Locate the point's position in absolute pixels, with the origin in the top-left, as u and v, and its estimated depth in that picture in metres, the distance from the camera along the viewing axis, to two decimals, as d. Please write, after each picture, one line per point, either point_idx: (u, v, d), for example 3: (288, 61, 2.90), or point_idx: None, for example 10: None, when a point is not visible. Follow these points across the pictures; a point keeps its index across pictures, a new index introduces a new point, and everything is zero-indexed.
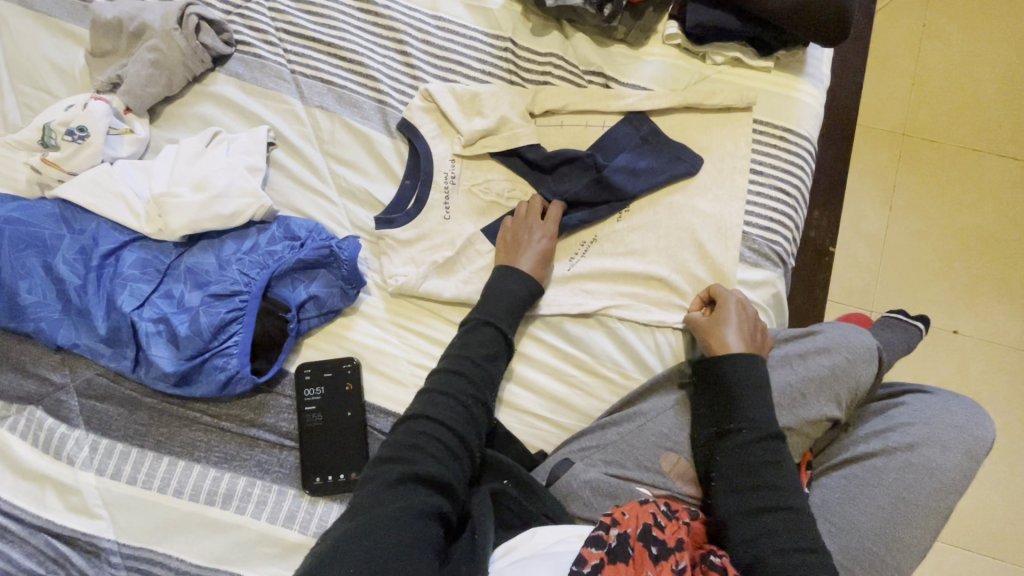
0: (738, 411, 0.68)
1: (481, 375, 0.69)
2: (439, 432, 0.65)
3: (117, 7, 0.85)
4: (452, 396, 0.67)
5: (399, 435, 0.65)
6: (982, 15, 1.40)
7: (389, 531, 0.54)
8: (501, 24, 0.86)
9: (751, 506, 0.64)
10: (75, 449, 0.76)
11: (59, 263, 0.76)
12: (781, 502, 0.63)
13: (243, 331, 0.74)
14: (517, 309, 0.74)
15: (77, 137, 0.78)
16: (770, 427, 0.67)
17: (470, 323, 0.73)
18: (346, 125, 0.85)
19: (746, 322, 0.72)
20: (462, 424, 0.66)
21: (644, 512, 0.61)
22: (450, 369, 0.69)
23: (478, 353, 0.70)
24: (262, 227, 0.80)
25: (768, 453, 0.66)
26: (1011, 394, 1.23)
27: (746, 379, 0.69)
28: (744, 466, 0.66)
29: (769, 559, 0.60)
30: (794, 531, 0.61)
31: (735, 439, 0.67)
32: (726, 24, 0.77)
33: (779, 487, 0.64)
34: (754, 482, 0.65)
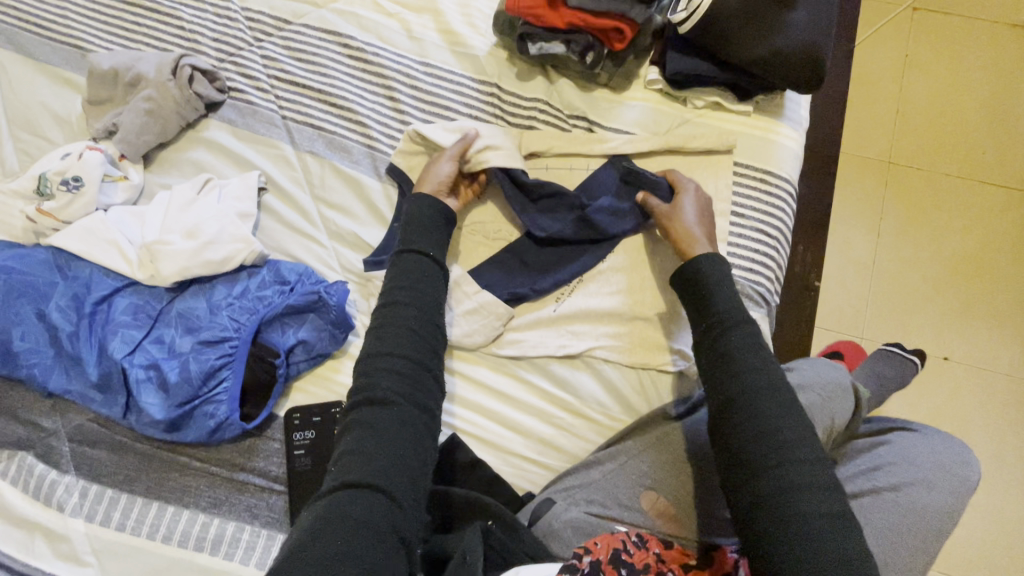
0: (710, 308, 0.68)
1: (420, 299, 0.71)
2: (405, 362, 0.66)
3: (113, 56, 0.88)
4: (397, 324, 0.68)
5: (362, 372, 0.66)
6: (963, 46, 1.43)
7: (388, 484, 0.58)
8: (487, 69, 0.89)
9: (725, 397, 0.62)
10: (65, 496, 0.76)
11: (52, 310, 0.77)
12: (764, 384, 0.61)
13: (233, 377, 0.75)
14: (439, 239, 0.76)
15: (72, 186, 0.80)
16: (739, 315, 0.67)
17: (394, 258, 0.74)
18: (335, 170, 0.87)
19: (699, 200, 0.77)
20: (421, 351, 0.67)
21: (615, 539, 0.63)
22: (390, 303, 0.70)
23: (410, 279, 0.72)
24: (253, 271, 0.81)
25: (746, 340, 0.65)
26: (1004, 421, 1.23)
27: (715, 273, 0.70)
28: (722, 355, 0.65)
29: (752, 444, 0.59)
30: (773, 411, 0.60)
31: (710, 337, 0.67)
32: (704, 71, 0.79)
33: (760, 368, 0.62)
34: (731, 368, 0.63)
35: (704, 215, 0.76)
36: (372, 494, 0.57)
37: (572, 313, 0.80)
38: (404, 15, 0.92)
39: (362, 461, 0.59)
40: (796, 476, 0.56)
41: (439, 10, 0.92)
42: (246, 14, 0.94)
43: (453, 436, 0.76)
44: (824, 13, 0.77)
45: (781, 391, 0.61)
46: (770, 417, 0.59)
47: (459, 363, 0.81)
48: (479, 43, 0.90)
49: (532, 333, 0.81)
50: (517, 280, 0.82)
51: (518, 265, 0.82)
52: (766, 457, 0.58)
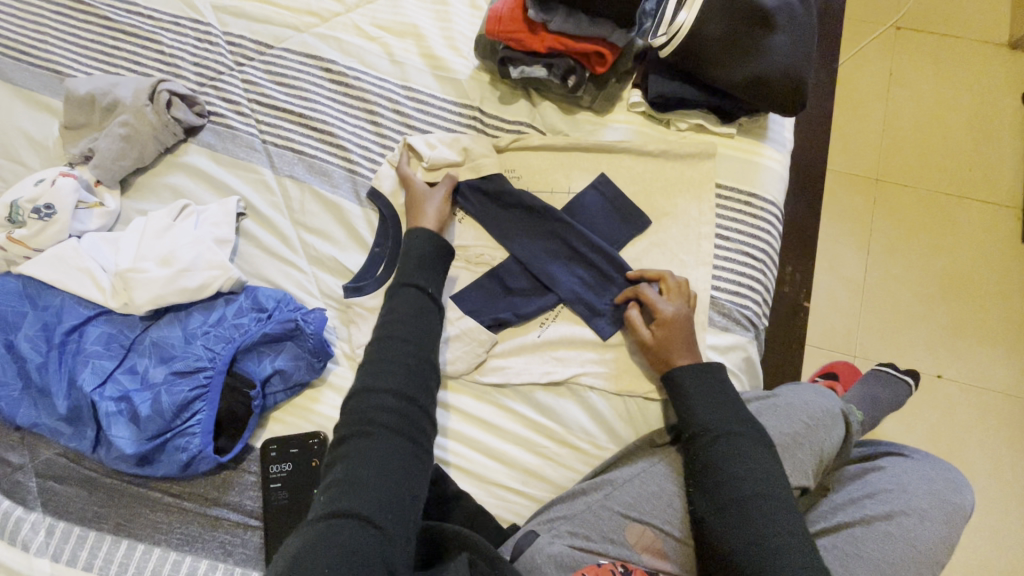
0: (693, 416, 0.70)
1: (419, 333, 0.68)
2: (397, 400, 0.63)
3: (90, 82, 0.87)
4: (394, 360, 0.66)
5: (353, 407, 0.64)
6: (946, 65, 1.44)
7: (376, 520, 0.55)
8: (469, 93, 0.88)
9: (719, 504, 0.65)
10: (31, 534, 0.73)
11: (21, 340, 0.75)
12: (753, 491, 0.64)
13: (207, 409, 0.73)
14: (436, 269, 0.74)
15: (44, 214, 0.78)
16: (723, 425, 0.68)
17: (393, 288, 0.72)
18: (316, 195, 0.85)
19: (680, 324, 0.73)
20: (415, 387, 0.65)
21: (603, 570, 0.65)
22: (388, 337, 0.67)
23: (408, 313, 0.69)
24: (230, 298, 0.79)
25: (732, 451, 0.66)
26: (1000, 440, 1.21)
27: (699, 382, 0.71)
28: (707, 467, 0.67)
29: (746, 555, 0.61)
30: (763, 520, 0.62)
31: (695, 445, 0.69)
32: (685, 94, 0.79)
33: (746, 478, 0.65)
34: (717, 483, 0.66)
35: (688, 346, 0.73)
36: (359, 527, 0.55)
37: (556, 339, 0.79)
38: (386, 38, 0.92)
39: (350, 496, 0.56)
40: None
41: (421, 33, 0.91)
42: (227, 39, 0.93)
43: (436, 467, 0.74)
44: (805, 35, 0.76)
45: (769, 501, 0.63)
46: (751, 527, 0.62)
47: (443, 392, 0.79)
48: (461, 66, 0.89)
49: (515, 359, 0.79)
50: (501, 306, 0.80)
51: (502, 290, 0.81)
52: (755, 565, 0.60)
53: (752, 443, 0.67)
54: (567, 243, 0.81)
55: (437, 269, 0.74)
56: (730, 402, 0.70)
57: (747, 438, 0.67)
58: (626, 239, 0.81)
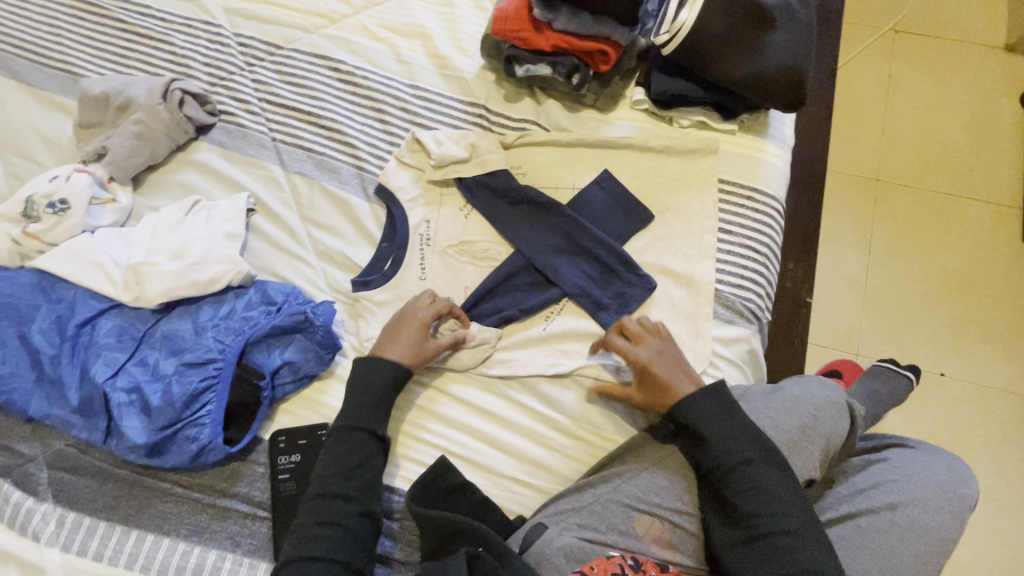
0: (709, 448, 0.68)
1: (358, 488, 0.69)
2: (333, 567, 0.64)
3: (104, 81, 0.89)
4: (330, 523, 0.66)
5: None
6: (944, 67, 1.46)
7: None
8: (475, 92, 0.90)
9: (739, 535, 0.66)
10: (41, 525, 0.74)
11: (35, 333, 0.76)
12: (773, 525, 0.64)
13: (216, 400, 0.74)
14: (385, 406, 0.73)
15: (58, 209, 0.80)
16: (737, 456, 0.67)
17: (341, 433, 0.72)
18: (324, 191, 0.87)
19: (658, 364, 0.72)
20: (350, 551, 0.66)
21: (610, 564, 0.63)
22: (325, 492, 0.68)
23: (351, 464, 0.70)
24: (239, 292, 0.80)
25: (749, 483, 0.66)
26: (1004, 438, 1.21)
27: (713, 414, 0.69)
28: (724, 499, 0.67)
29: None
30: (782, 555, 0.63)
31: (711, 475, 0.68)
32: (688, 91, 0.80)
33: (763, 513, 0.65)
34: (735, 516, 0.66)
35: (679, 382, 0.71)
36: None
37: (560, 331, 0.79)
38: (393, 39, 0.94)
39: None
40: None
41: (429, 34, 0.93)
42: (238, 40, 0.95)
43: (442, 457, 0.74)
44: (804, 33, 0.78)
45: (788, 535, 0.64)
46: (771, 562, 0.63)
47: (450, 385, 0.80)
48: (467, 66, 0.91)
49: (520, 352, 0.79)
50: (505, 300, 0.81)
51: (507, 285, 0.82)
52: None
53: (766, 474, 0.67)
54: (572, 237, 0.81)
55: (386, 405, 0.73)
56: (744, 430, 0.69)
57: (761, 470, 0.67)
58: (630, 233, 0.82)
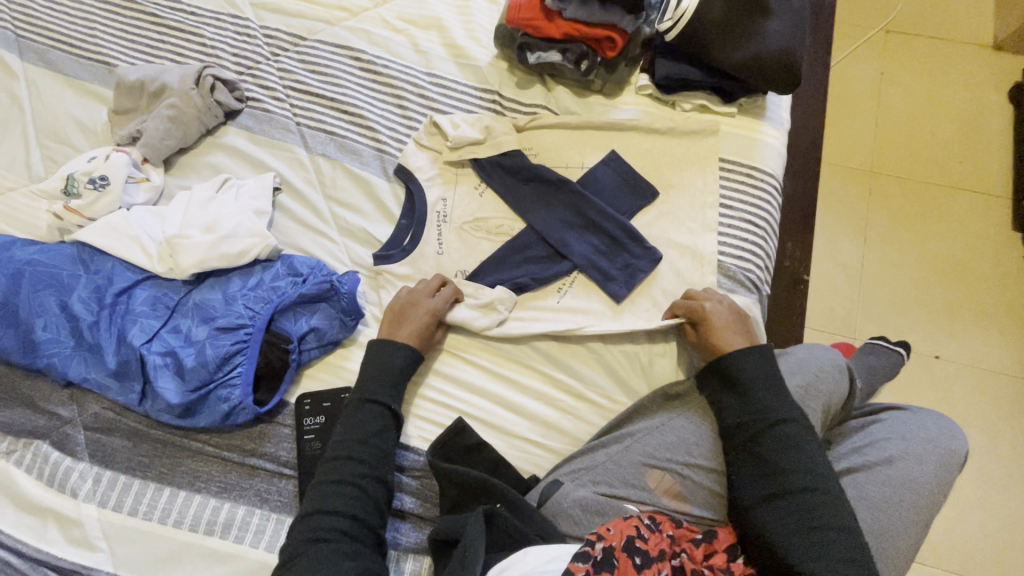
0: (747, 405, 0.72)
1: (372, 454, 0.73)
2: (347, 521, 0.68)
3: (139, 69, 0.94)
4: (345, 482, 0.70)
5: (303, 529, 0.68)
6: (935, 64, 1.52)
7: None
8: (488, 79, 0.95)
9: (768, 491, 0.68)
10: (79, 482, 0.78)
11: (75, 301, 0.81)
12: (803, 482, 0.67)
13: (247, 362, 0.78)
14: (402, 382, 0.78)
15: (98, 185, 0.85)
16: (775, 415, 0.71)
17: (355, 404, 0.75)
18: (346, 171, 0.92)
19: (731, 321, 0.77)
20: (363, 508, 0.69)
21: (627, 525, 0.66)
22: (340, 456, 0.72)
23: (367, 431, 0.74)
24: (267, 264, 0.85)
25: (782, 441, 0.69)
26: (998, 417, 1.25)
27: (751, 373, 0.73)
28: (755, 455, 0.70)
29: (790, 539, 0.65)
30: (809, 510, 0.66)
31: (746, 433, 0.71)
32: (689, 75, 0.86)
33: (796, 470, 0.68)
34: (764, 472, 0.69)
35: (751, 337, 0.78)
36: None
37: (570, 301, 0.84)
38: (411, 31, 0.99)
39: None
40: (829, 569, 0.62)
41: (444, 26, 0.99)
42: (264, 33, 1.01)
43: (459, 419, 0.78)
44: (798, 20, 0.83)
45: (817, 493, 0.66)
46: (799, 516, 0.66)
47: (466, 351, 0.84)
48: (481, 55, 0.97)
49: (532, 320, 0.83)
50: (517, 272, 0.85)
51: (520, 257, 0.86)
52: (797, 551, 0.64)
53: (800, 434, 0.70)
54: (580, 212, 0.86)
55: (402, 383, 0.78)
56: (784, 393, 0.72)
57: (797, 430, 0.70)
58: (636, 209, 0.87)
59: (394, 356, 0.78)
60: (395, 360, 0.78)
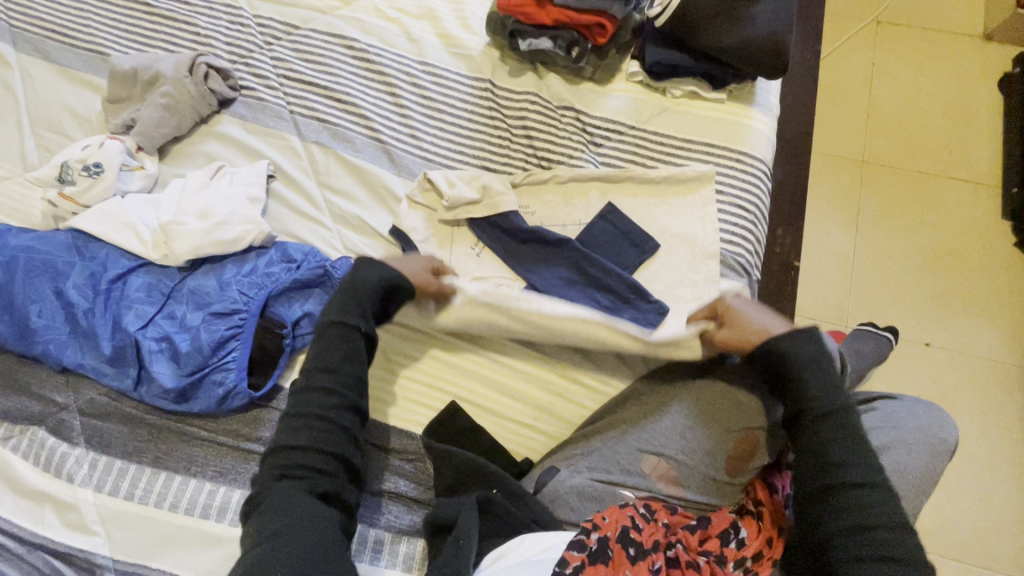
0: (802, 394, 0.70)
1: (343, 382, 0.72)
2: (320, 454, 0.68)
3: (133, 58, 0.94)
4: (312, 413, 0.70)
5: (275, 461, 0.68)
6: (926, 54, 1.53)
7: (306, 532, 0.61)
8: (481, 68, 0.96)
9: (825, 484, 0.66)
10: (75, 467, 0.78)
11: (70, 288, 0.81)
12: (863, 479, 0.64)
13: (241, 347, 0.79)
14: (371, 304, 0.77)
15: (93, 172, 0.86)
16: (834, 404, 0.69)
17: (322, 328, 0.75)
18: (339, 159, 0.92)
19: (757, 308, 0.77)
20: (333, 436, 0.69)
21: (622, 515, 0.66)
22: (309, 386, 0.72)
23: (336, 358, 0.73)
24: (261, 251, 0.85)
25: (840, 432, 0.67)
26: (987, 404, 1.27)
27: (806, 358, 0.72)
28: (811, 445, 0.68)
29: (842, 536, 0.63)
30: (870, 508, 0.63)
31: (806, 422, 0.69)
32: (679, 61, 0.87)
33: (855, 464, 0.66)
34: (820, 464, 0.67)
35: (784, 319, 0.77)
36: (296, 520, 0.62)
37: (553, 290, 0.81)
38: (404, 20, 1.00)
39: (279, 519, 0.62)
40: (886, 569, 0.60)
41: (437, 16, 1.00)
42: (257, 22, 1.01)
43: (453, 401, 0.81)
44: (786, 5, 0.84)
45: (879, 491, 0.64)
46: (856, 512, 0.63)
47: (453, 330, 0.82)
48: (474, 43, 0.97)
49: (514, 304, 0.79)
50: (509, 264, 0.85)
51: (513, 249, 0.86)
52: (852, 548, 0.62)
53: (857, 426, 0.68)
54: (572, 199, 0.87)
55: (371, 305, 0.77)
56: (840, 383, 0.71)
57: (853, 421, 0.68)
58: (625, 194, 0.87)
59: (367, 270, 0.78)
60: (367, 279, 0.78)
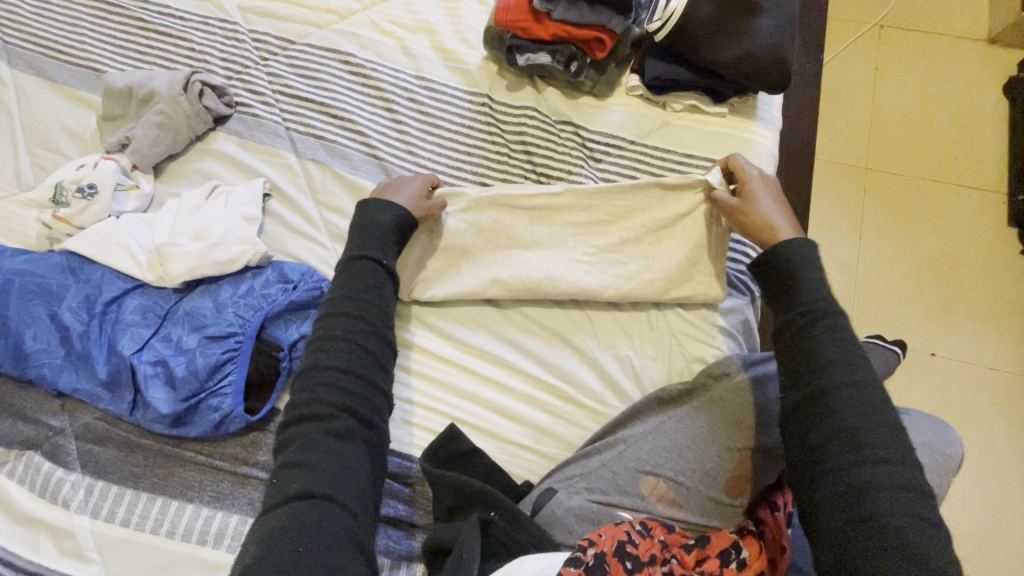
0: (798, 299, 0.69)
1: (369, 309, 0.73)
2: (343, 376, 0.69)
3: (127, 75, 0.93)
4: (340, 338, 0.71)
5: (304, 385, 0.69)
6: (930, 59, 1.51)
7: (336, 493, 0.62)
8: (479, 82, 0.95)
9: (812, 388, 0.63)
10: (71, 493, 0.77)
11: (64, 311, 0.80)
12: (855, 377, 0.62)
13: (237, 371, 0.78)
14: (391, 240, 0.78)
15: (86, 194, 0.85)
16: (828, 308, 0.67)
17: (346, 262, 0.75)
18: (336, 176, 0.91)
19: (778, 201, 0.78)
20: (361, 363, 0.70)
21: (618, 531, 0.65)
22: (334, 312, 0.72)
23: (357, 288, 0.74)
24: (257, 271, 0.84)
25: (834, 334, 0.65)
26: (994, 414, 1.25)
27: (802, 264, 0.70)
28: (805, 348, 0.65)
29: (833, 439, 0.60)
30: (861, 409, 0.60)
31: (797, 329, 0.67)
32: (679, 76, 0.85)
33: (845, 363, 0.63)
34: (812, 365, 0.64)
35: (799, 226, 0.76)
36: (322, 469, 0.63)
37: (559, 257, 0.83)
38: (400, 34, 0.99)
39: (307, 473, 0.63)
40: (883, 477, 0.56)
41: (434, 29, 0.98)
42: (252, 37, 1.00)
43: (452, 426, 0.78)
44: (787, 19, 0.82)
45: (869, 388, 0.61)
46: (856, 419, 0.60)
47: (463, 263, 0.85)
48: (471, 57, 0.96)
49: (529, 247, 0.84)
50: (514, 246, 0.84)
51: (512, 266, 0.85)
52: (845, 452, 0.59)
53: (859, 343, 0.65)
54: None
55: (390, 238, 0.78)
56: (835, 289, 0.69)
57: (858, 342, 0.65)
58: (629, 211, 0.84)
59: (382, 211, 0.78)
60: (382, 218, 0.78)
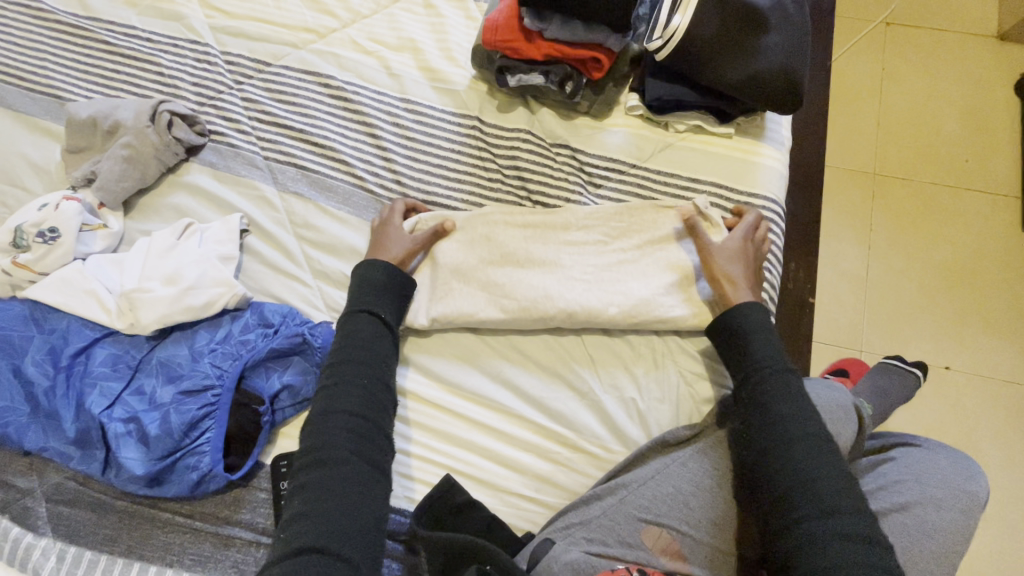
0: (746, 358, 0.70)
1: (371, 357, 0.72)
2: (351, 420, 0.67)
3: (91, 105, 0.87)
4: (348, 384, 0.69)
5: (312, 431, 0.67)
6: (938, 57, 1.46)
7: (341, 546, 0.59)
8: (468, 104, 0.89)
9: (766, 442, 0.65)
10: (41, 561, 0.71)
11: (28, 365, 0.75)
12: (807, 429, 0.64)
13: (216, 428, 0.72)
14: (393, 294, 0.77)
15: (48, 238, 0.79)
16: (776, 364, 0.69)
17: (346, 317, 0.75)
18: (318, 209, 0.86)
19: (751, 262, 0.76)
20: (368, 407, 0.68)
21: None
22: (341, 360, 0.71)
23: (363, 338, 0.73)
24: (236, 314, 0.79)
25: (782, 389, 0.67)
26: (1012, 429, 1.20)
27: (758, 325, 0.71)
28: (759, 403, 0.67)
29: (788, 487, 0.61)
30: (815, 456, 0.62)
31: (750, 385, 0.69)
32: (682, 97, 0.80)
33: (792, 418, 0.65)
34: (760, 421, 0.66)
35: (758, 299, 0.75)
36: (325, 519, 0.60)
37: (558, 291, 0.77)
38: (383, 53, 0.93)
39: (313, 525, 0.60)
40: (841, 527, 0.58)
41: (419, 47, 0.93)
42: (225, 59, 0.94)
43: (446, 477, 0.73)
44: (798, 33, 0.77)
45: (816, 439, 0.64)
46: (810, 468, 0.62)
47: (454, 282, 0.80)
48: (459, 77, 0.90)
49: (524, 264, 0.79)
50: (511, 278, 0.78)
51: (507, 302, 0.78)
52: (807, 503, 0.60)
53: (800, 385, 0.68)
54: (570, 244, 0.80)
55: (393, 296, 0.77)
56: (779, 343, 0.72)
57: (796, 378, 0.69)
58: (628, 241, 0.79)
59: (376, 268, 0.77)
60: (377, 276, 0.77)
